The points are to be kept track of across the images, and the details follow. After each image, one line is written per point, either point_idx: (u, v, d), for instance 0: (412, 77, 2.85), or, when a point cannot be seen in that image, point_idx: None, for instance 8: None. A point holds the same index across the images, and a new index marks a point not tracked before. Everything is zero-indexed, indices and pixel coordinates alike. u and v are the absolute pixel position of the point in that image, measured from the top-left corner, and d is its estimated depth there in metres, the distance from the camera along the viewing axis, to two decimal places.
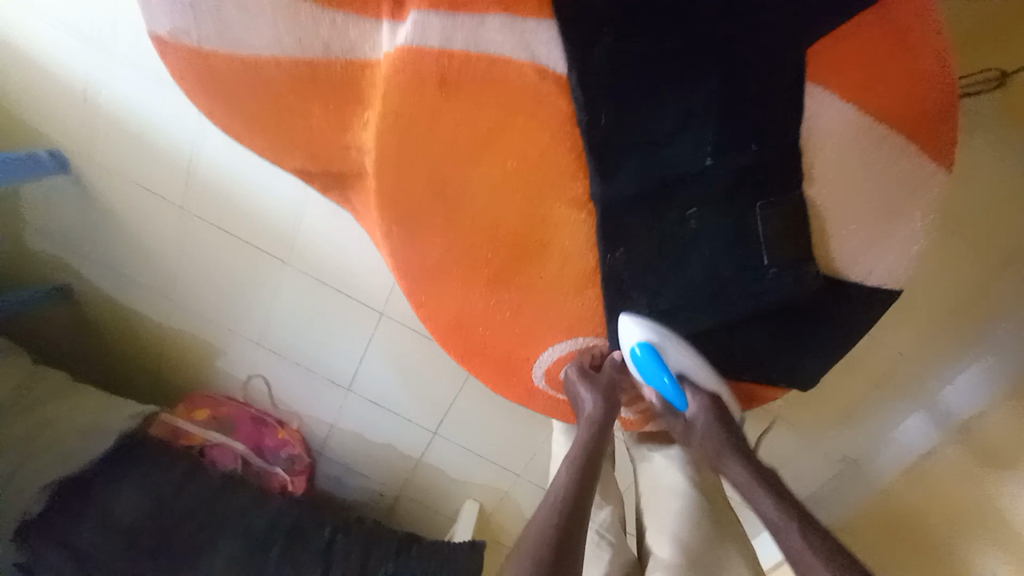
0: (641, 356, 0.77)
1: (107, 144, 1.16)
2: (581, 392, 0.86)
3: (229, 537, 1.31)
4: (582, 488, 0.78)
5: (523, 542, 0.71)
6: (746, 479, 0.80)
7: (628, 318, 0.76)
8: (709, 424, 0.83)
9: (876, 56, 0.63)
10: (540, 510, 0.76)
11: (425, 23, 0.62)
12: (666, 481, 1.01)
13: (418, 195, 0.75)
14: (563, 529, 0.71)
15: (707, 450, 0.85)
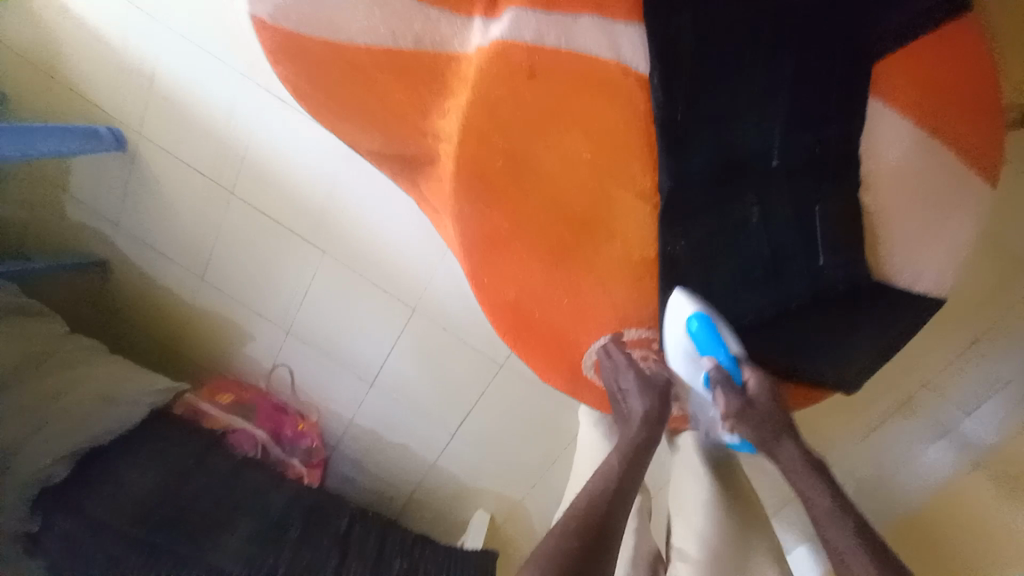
0: (697, 331, 0.70)
1: (173, 127, 1.26)
2: (630, 390, 0.79)
3: (247, 519, 1.21)
4: (618, 488, 0.72)
5: (553, 531, 0.67)
6: (801, 462, 0.74)
7: (680, 294, 0.69)
8: (763, 405, 0.74)
9: (959, 64, 0.61)
10: (573, 503, 0.71)
11: (520, 19, 0.62)
12: (689, 467, 0.92)
13: (487, 180, 0.70)
14: (600, 528, 0.67)
15: (761, 434, 0.75)
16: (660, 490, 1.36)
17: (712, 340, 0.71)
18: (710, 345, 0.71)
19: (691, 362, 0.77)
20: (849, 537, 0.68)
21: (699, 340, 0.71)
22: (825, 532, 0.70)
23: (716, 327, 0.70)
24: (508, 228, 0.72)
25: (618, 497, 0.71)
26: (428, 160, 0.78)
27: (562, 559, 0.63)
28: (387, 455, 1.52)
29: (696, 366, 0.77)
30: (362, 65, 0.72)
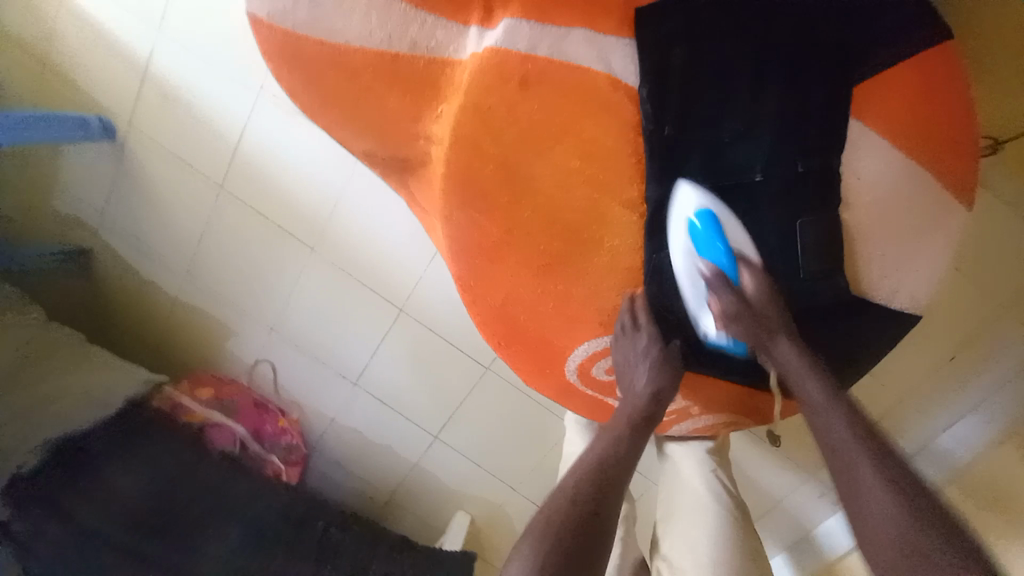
0: (699, 227, 0.64)
1: (164, 119, 1.25)
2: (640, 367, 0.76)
3: (230, 520, 1.20)
4: (601, 496, 0.75)
5: (534, 525, 0.73)
6: (797, 360, 0.69)
7: (687, 188, 0.64)
8: (762, 307, 0.66)
9: (935, 90, 0.63)
10: (553, 496, 0.77)
11: (515, 30, 0.63)
12: (689, 482, 0.99)
13: (479, 185, 0.70)
14: (581, 531, 0.71)
15: (756, 334, 0.70)
16: (643, 499, 1.36)
17: (712, 232, 0.64)
18: (710, 238, 0.64)
19: (686, 266, 0.68)
20: (844, 427, 0.68)
21: (697, 234, 0.65)
22: (823, 426, 0.70)
23: (716, 217, 0.64)
24: (498, 233, 0.72)
25: (600, 500, 0.75)
26: (420, 165, 0.78)
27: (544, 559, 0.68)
28: (370, 457, 1.51)
29: (691, 271, 0.68)
30: (358, 69, 0.72)
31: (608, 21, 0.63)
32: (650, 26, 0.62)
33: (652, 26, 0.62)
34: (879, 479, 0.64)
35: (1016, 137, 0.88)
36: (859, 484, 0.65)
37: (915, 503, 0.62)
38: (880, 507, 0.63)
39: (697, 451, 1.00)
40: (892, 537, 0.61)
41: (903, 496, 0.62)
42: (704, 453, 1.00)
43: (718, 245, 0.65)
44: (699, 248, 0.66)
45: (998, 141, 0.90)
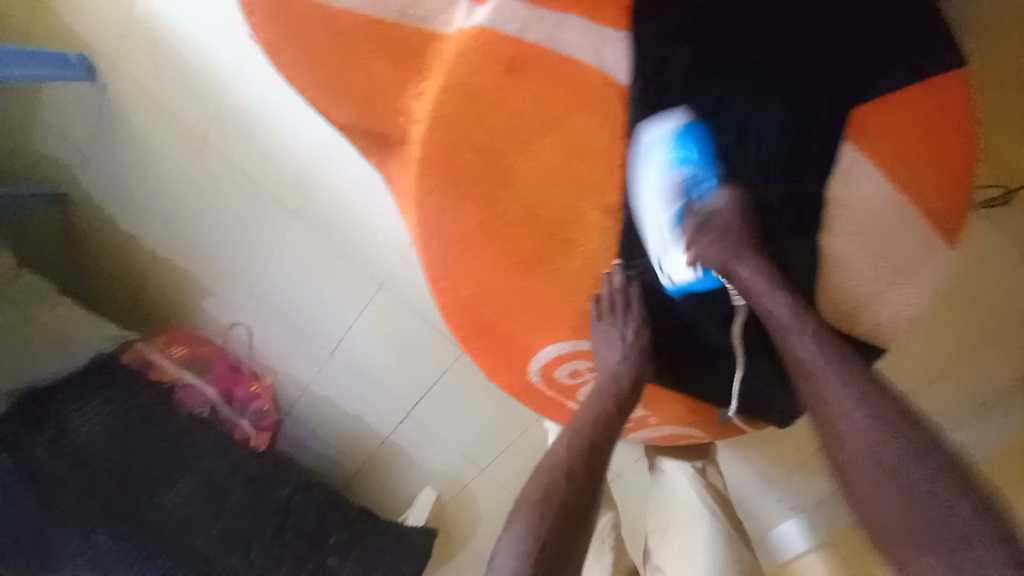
0: (677, 146, 0.62)
1: (144, 61, 1.17)
2: (604, 346, 0.71)
3: (187, 478, 1.20)
4: (591, 478, 0.65)
5: (516, 510, 0.62)
6: (760, 280, 0.63)
7: (676, 113, 0.61)
8: (731, 227, 0.62)
9: (947, 120, 0.59)
10: (536, 472, 0.66)
11: (507, 9, 0.58)
12: (682, 494, 0.98)
13: (457, 171, 0.67)
14: (568, 511, 0.61)
15: (715, 256, 0.63)
16: (621, 502, 1.33)
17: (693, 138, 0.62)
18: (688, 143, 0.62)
19: (659, 182, 0.65)
20: (811, 345, 0.61)
21: (677, 156, 0.62)
22: (788, 347, 0.62)
23: (700, 131, 0.62)
24: (474, 224, 0.69)
25: (590, 481, 0.64)
26: (400, 143, 0.74)
27: (533, 546, 0.58)
28: (340, 426, 1.51)
29: (663, 187, 0.65)
30: (343, 32, 0.67)
31: (607, 10, 0.59)
32: (649, 22, 0.59)
33: (652, 22, 0.59)
34: (856, 402, 0.58)
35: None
36: (824, 398, 0.60)
37: (894, 423, 0.56)
38: (859, 430, 0.57)
39: (686, 467, 1.03)
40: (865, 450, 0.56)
41: (880, 415, 0.56)
42: (692, 470, 1.02)
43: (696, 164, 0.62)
44: (673, 157, 0.62)
45: (1008, 190, 0.88)
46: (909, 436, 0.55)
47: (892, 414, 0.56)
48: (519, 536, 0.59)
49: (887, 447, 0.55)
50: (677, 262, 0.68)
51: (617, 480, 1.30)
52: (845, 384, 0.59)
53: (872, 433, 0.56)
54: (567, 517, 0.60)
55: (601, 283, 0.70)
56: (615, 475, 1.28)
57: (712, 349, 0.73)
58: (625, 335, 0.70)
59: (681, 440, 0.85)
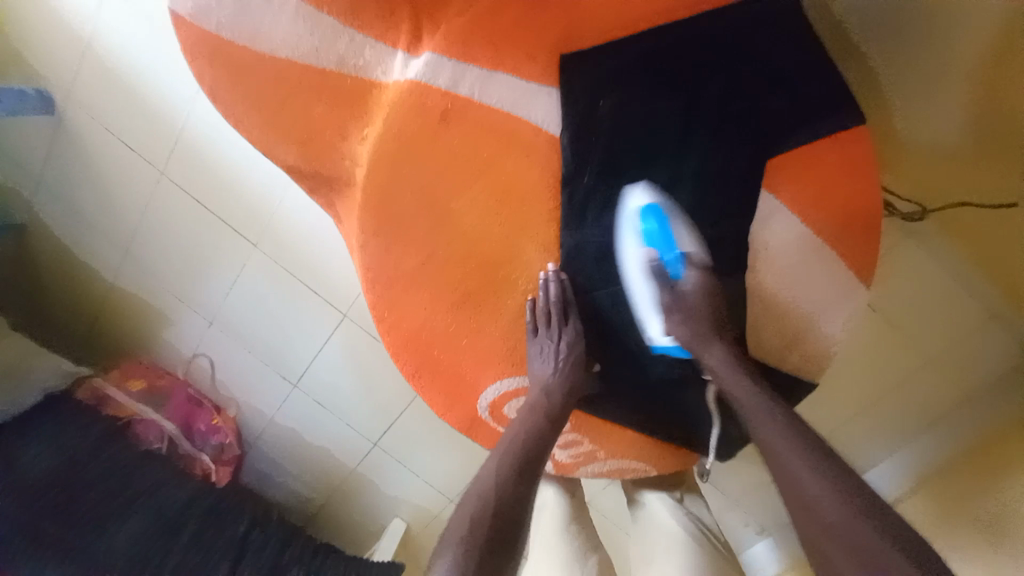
0: (651, 228, 0.63)
1: (103, 97, 1.17)
2: (538, 355, 0.71)
3: (142, 513, 1.13)
4: (521, 489, 0.63)
5: (443, 543, 0.59)
6: (724, 365, 0.65)
7: (640, 188, 0.63)
8: (704, 308, 0.65)
9: (852, 171, 0.64)
10: (466, 501, 0.63)
11: (436, 65, 0.62)
12: (665, 528, 0.90)
13: (396, 214, 0.69)
14: (495, 539, 0.58)
15: (684, 336, 0.66)
16: (606, 540, 1.25)
17: (657, 219, 0.63)
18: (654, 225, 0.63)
19: (632, 253, 0.66)
20: (777, 428, 0.59)
21: (651, 236, 0.64)
22: (757, 428, 0.61)
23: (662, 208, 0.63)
24: (413, 263, 0.71)
25: (519, 510, 0.61)
26: (344, 184, 0.75)
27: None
28: (304, 457, 1.47)
29: (638, 258, 0.67)
30: (286, 79, 0.68)
31: (534, 65, 0.62)
32: (575, 74, 0.61)
33: (577, 74, 0.61)
34: (819, 478, 0.55)
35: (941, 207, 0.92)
36: (789, 472, 0.57)
37: (857, 497, 0.52)
38: (826, 506, 0.53)
39: (667, 497, 0.95)
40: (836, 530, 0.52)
41: (842, 485, 0.53)
42: (671, 499, 0.95)
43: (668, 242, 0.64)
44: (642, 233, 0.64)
45: (924, 208, 0.93)
46: (868, 507, 0.52)
47: (857, 491, 0.53)
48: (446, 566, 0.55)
49: (855, 533, 0.50)
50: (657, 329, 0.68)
51: (593, 506, 1.23)
52: (814, 461, 0.56)
53: (840, 516, 0.52)
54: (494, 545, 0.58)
55: (537, 289, 0.69)
56: (588, 500, 1.22)
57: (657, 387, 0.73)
58: (559, 353, 0.69)
59: (627, 473, 0.84)
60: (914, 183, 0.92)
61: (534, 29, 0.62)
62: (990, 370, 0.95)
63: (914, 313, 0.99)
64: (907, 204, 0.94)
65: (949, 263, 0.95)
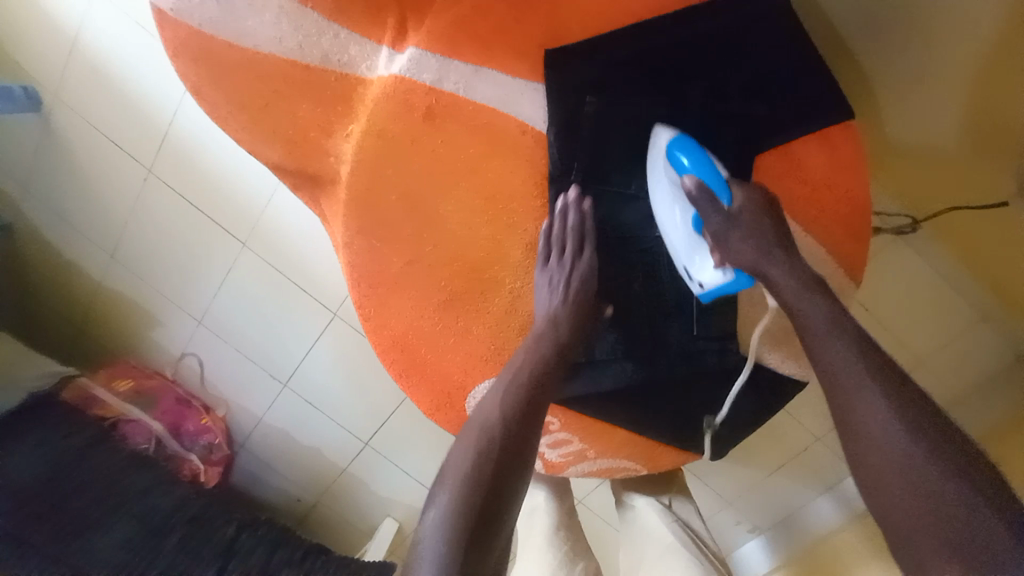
0: (686, 154, 0.61)
1: (86, 93, 1.15)
2: (545, 288, 0.68)
3: (127, 518, 1.10)
4: (529, 412, 0.62)
5: (446, 471, 0.58)
6: (795, 283, 0.59)
7: (662, 129, 0.63)
8: (757, 225, 0.60)
9: (841, 168, 0.64)
10: (467, 432, 0.61)
11: (422, 61, 0.62)
12: (655, 534, 0.89)
13: (382, 212, 0.68)
14: (498, 472, 0.57)
15: (742, 254, 0.60)
16: (590, 535, 1.25)
17: (686, 146, 0.61)
18: (685, 151, 0.61)
19: (664, 190, 0.64)
20: (847, 351, 0.55)
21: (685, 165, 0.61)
22: (817, 350, 0.57)
23: (689, 137, 0.61)
24: (399, 263, 0.70)
25: (526, 437, 0.61)
26: (329, 183, 0.74)
27: (460, 510, 0.54)
28: (295, 458, 1.45)
29: (676, 190, 0.64)
30: (269, 75, 0.67)
31: (521, 61, 0.62)
32: (561, 71, 0.61)
33: (564, 72, 0.61)
34: (883, 402, 0.52)
35: (932, 216, 0.93)
36: (848, 402, 0.54)
37: (914, 421, 0.51)
38: (887, 429, 0.51)
39: (656, 501, 0.95)
40: (895, 455, 0.50)
41: (901, 415, 0.51)
42: (659, 503, 0.95)
43: (706, 166, 0.60)
44: (674, 163, 0.62)
45: (917, 220, 0.94)
46: (925, 436, 0.50)
47: (918, 412, 0.51)
48: (447, 498, 0.55)
49: (912, 464, 0.49)
50: (705, 266, 0.65)
51: (584, 507, 1.22)
52: (875, 383, 0.53)
53: (895, 447, 0.50)
54: (499, 466, 0.57)
55: (550, 218, 0.66)
56: (579, 500, 1.21)
57: (649, 385, 0.71)
58: (570, 284, 0.66)
59: (617, 473, 0.83)
60: (903, 185, 0.92)
61: (520, 25, 0.61)
62: (983, 360, 0.98)
63: (910, 310, 0.99)
64: (897, 216, 0.95)
65: (938, 262, 0.96)
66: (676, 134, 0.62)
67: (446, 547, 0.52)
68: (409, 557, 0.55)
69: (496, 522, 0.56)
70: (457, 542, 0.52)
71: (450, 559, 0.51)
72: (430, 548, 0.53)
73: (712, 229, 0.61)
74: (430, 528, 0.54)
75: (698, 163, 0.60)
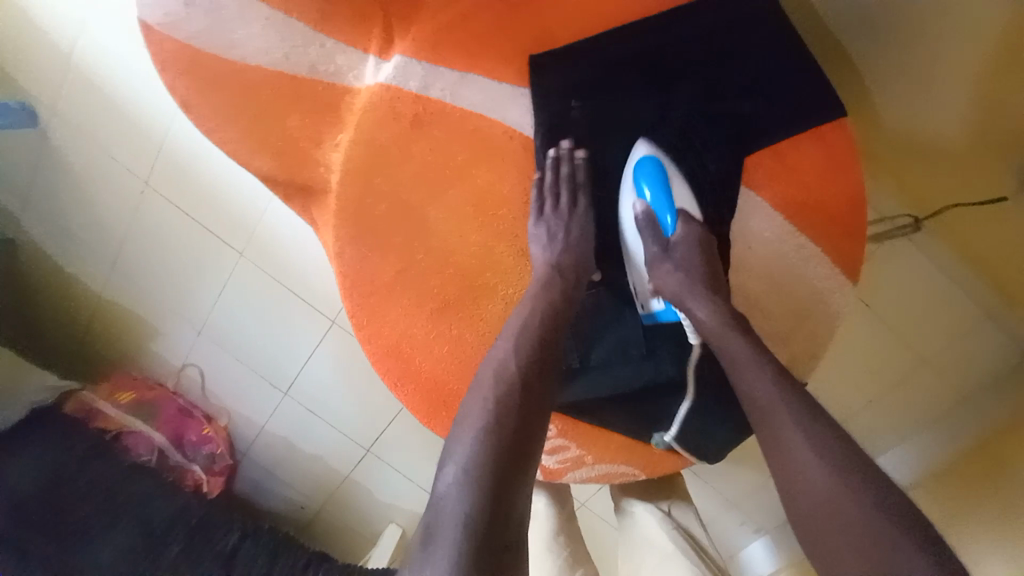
0: (646, 181, 0.63)
1: (82, 106, 1.15)
2: (541, 237, 0.64)
3: (127, 528, 1.08)
4: (539, 364, 0.59)
5: (461, 426, 0.54)
6: (717, 321, 0.58)
7: (644, 144, 0.64)
8: (693, 257, 0.60)
9: (836, 166, 0.63)
10: (477, 384, 0.58)
11: (407, 69, 0.62)
12: (657, 544, 0.89)
13: (373, 220, 0.68)
14: (517, 421, 0.54)
15: (671, 286, 0.60)
16: (588, 537, 1.23)
17: (651, 170, 0.62)
18: (646, 174, 0.63)
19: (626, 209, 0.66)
20: (769, 384, 0.54)
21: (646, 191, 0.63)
22: (745, 382, 0.55)
23: (657, 160, 0.63)
24: (391, 272, 0.70)
25: (537, 390, 0.57)
26: (319, 193, 0.73)
27: (484, 462, 0.50)
28: (298, 466, 1.45)
29: (631, 215, 0.66)
30: (257, 87, 0.67)
31: (506, 68, 0.62)
32: (547, 77, 0.62)
33: (549, 78, 0.62)
34: (802, 434, 0.51)
35: (932, 215, 0.92)
36: (782, 446, 0.51)
37: (847, 464, 0.49)
38: (806, 462, 0.50)
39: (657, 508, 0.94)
40: (829, 504, 0.48)
41: (833, 457, 0.49)
42: (659, 510, 0.94)
43: (661, 193, 0.62)
44: (637, 185, 0.64)
45: (918, 220, 0.93)
46: (856, 474, 0.48)
47: (833, 440, 0.50)
48: (467, 451, 0.51)
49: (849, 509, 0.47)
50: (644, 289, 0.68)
51: (587, 512, 1.21)
52: (791, 414, 0.52)
53: (832, 492, 0.48)
54: (512, 422, 0.54)
55: (542, 169, 0.65)
56: (580, 505, 1.20)
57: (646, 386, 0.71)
58: (570, 234, 0.64)
59: (615, 478, 0.80)
60: (904, 184, 0.92)
61: (504, 32, 0.62)
62: (986, 360, 0.96)
63: (912, 306, 0.96)
64: (900, 217, 0.93)
65: (944, 262, 0.94)
66: (653, 152, 0.63)
67: (471, 503, 0.48)
68: (427, 524, 0.49)
69: (517, 480, 0.51)
70: (484, 497, 0.48)
71: (477, 515, 0.47)
72: (453, 507, 0.49)
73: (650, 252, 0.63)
74: (451, 485, 0.50)
75: (658, 189, 0.62)
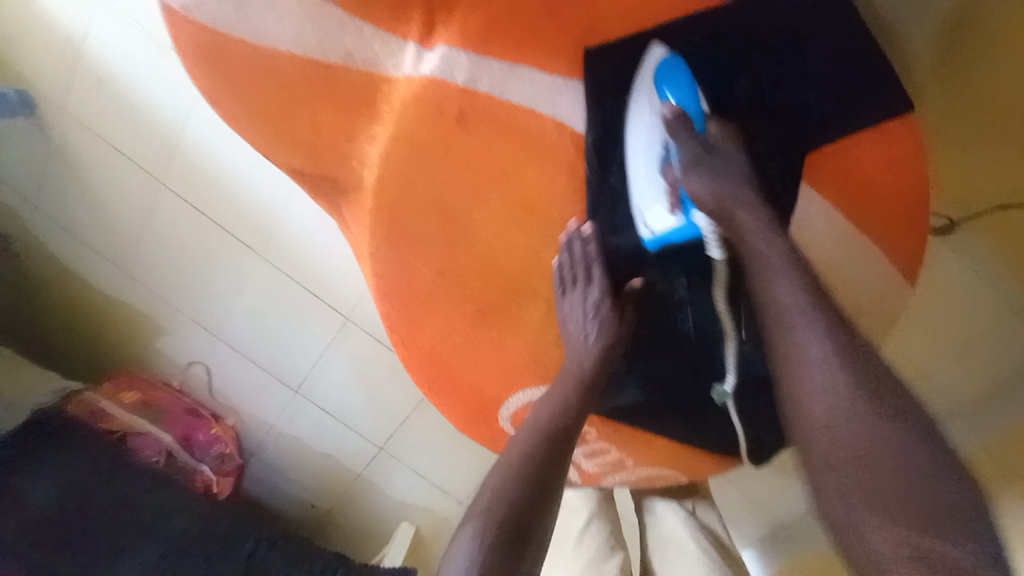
0: (664, 75, 0.58)
1: (80, 91, 1.05)
2: (571, 319, 0.66)
3: (145, 537, 1.04)
4: (554, 452, 0.61)
5: (471, 511, 0.56)
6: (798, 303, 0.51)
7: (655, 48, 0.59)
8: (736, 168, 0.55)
9: (897, 160, 0.62)
10: (498, 465, 0.60)
11: (452, 60, 0.58)
12: (675, 538, 0.89)
13: (411, 219, 0.65)
14: (527, 507, 0.55)
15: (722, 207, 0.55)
16: None
17: (679, 75, 0.57)
18: (675, 80, 0.57)
19: (639, 123, 0.60)
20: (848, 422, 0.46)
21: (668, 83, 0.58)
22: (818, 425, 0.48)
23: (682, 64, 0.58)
24: (430, 274, 0.67)
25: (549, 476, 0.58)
26: (352, 189, 0.69)
27: (488, 549, 0.51)
28: (310, 465, 1.41)
29: (650, 118, 0.58)
30: (288, 77, 0.62)
31: (557, 60, 0.60)
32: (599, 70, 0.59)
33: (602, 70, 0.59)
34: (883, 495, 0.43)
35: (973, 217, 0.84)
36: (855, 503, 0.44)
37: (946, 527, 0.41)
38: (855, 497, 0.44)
39: (678, 508, 0.94)
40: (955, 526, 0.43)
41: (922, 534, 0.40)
42: (683, 510, 0.94)
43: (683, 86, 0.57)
44: (658, 87, 0.58)
45: (954, 221, 0.85)
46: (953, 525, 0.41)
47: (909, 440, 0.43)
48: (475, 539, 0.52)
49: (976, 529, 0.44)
50: (655, 209, 0.59)
51: None
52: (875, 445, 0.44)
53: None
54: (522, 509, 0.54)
55: (561, 252, 0.65)
56: None
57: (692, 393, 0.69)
58: (593, 310, 0.64)
59: (658, 482, 0.80)
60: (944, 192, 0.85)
61: (558, 22, 0.59)
62: None
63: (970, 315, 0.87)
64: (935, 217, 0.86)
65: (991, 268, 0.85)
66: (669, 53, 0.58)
67: None
68: None
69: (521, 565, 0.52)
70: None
71: None
72: None
73: (685, 155, 0.55)
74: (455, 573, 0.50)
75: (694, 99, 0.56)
